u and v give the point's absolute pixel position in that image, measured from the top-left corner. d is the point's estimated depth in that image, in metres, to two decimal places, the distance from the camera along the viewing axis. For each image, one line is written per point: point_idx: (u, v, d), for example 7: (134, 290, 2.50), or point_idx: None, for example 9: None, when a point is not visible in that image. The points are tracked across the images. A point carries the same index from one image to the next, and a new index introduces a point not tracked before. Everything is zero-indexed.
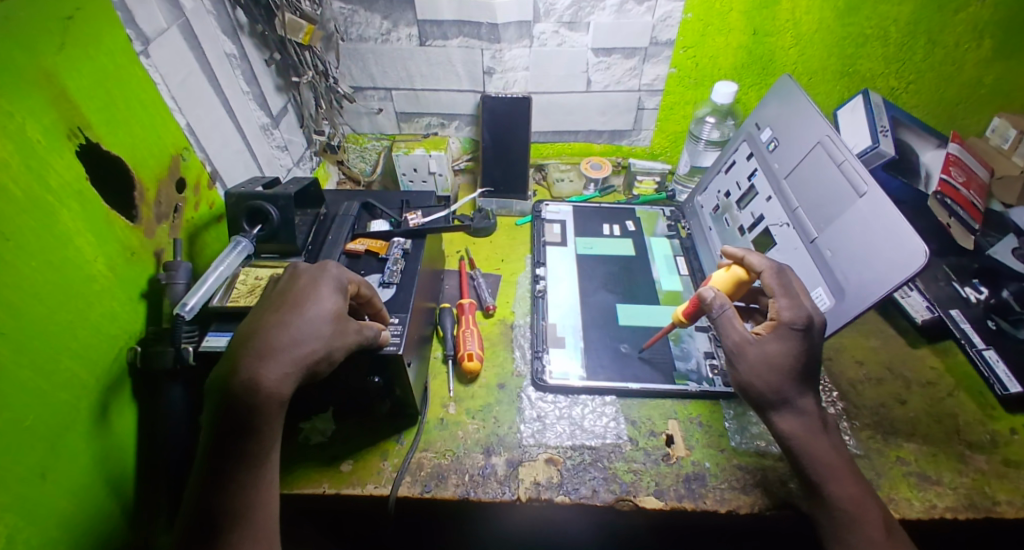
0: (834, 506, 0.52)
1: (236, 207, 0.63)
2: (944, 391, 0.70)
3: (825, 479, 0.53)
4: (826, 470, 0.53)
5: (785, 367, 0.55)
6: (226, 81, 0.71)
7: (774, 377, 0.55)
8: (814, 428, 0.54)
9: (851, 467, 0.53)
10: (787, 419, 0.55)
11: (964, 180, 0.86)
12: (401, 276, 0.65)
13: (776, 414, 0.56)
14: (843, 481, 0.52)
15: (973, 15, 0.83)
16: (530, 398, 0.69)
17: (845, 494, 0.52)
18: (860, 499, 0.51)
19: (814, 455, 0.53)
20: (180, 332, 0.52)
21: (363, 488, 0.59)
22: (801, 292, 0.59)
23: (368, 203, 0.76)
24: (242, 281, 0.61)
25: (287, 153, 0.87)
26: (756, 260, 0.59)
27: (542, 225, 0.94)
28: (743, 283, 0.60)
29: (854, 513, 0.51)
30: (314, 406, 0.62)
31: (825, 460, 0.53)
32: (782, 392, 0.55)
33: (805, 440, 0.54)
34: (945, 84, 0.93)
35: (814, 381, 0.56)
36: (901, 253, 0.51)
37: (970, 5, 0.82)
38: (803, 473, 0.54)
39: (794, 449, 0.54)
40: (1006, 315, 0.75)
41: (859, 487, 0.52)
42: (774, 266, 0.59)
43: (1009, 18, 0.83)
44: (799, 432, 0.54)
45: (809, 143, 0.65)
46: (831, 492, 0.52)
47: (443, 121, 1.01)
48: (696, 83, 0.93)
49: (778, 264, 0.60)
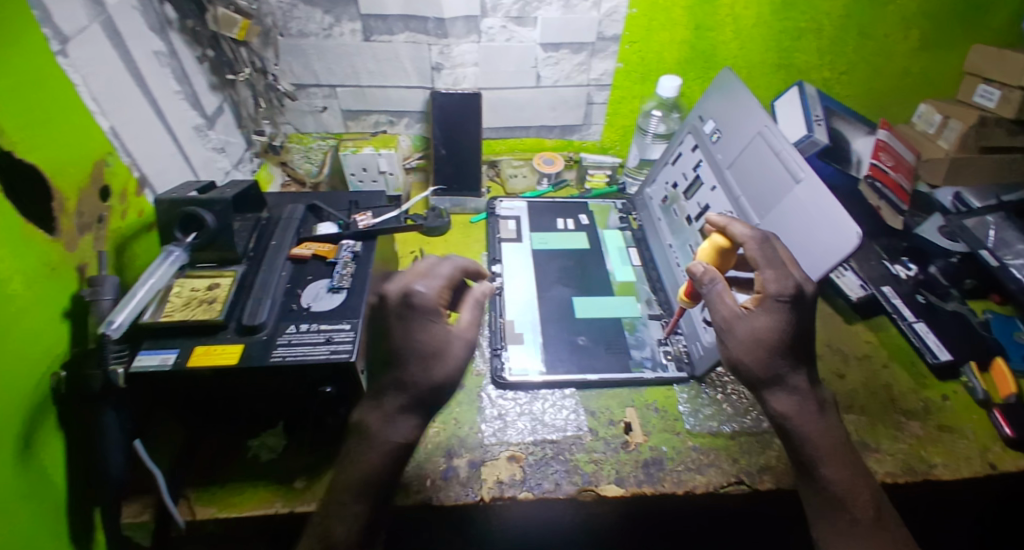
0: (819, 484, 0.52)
1: (168, 213, 0.59)
2: (878, 364, 0.74)
3: (818, 462, 0.52)
4: (818, 452, 0.52)
5: (775, 342, 0.52)
6: (154, 80, 0.67)
7: (765, 355, 0.52)
8: (808, 408, 0.53)
9: (846, 450, 0.53)
10: (782, 399, 0.53)
11: (893, 164, 0.91)
12: (351, 279, 0.62)
13: (770, 394, 0.54)
14: (836, 465, 0.52)
15: (902, 8, 0.89)
16: (490, 397, 0.68)
17: (836, 478, 0.51)
18: (852, 482, 0.51)
19: (809, 438, 0.53)
20: (108, 353, 0.48)
21: (317, 505, 0.58)
22: (789, 262, 0.55)
23: (315, 204, 0.73)
24: (176, 294, 0.57)
25: (224, 155, 0.83)
26: (739, 229, 0.56)
27: (496, 222, 0.93)
28: (727, 252, 0.58)
29: (842, 494, 0.51)
30: (263, 421, 0.60)
31: (819, 442, 0.52)
32: (774, 370, 0.53)
33: (799, 422, 0.53)
34: (876, 74, 0.99)
35: (807, 356, 0.54)
36: (833, 235, 0.53)
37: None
38: (800, 455, 0.53)
39: (789, 430, 0.53)
40: (934, 290, 0.83)
41: (850, 469, 0.52)
42: (758, 236, 0.54)
43: (934, 10, 0.90)
44: (793, 413, 0.53)
45: (747, 134, 0.67)
46: (823, 475, 0.52)
47: (391, 118, 0.98)
48: (643, 78, 0.95)
49: (764, 233, 0.55)
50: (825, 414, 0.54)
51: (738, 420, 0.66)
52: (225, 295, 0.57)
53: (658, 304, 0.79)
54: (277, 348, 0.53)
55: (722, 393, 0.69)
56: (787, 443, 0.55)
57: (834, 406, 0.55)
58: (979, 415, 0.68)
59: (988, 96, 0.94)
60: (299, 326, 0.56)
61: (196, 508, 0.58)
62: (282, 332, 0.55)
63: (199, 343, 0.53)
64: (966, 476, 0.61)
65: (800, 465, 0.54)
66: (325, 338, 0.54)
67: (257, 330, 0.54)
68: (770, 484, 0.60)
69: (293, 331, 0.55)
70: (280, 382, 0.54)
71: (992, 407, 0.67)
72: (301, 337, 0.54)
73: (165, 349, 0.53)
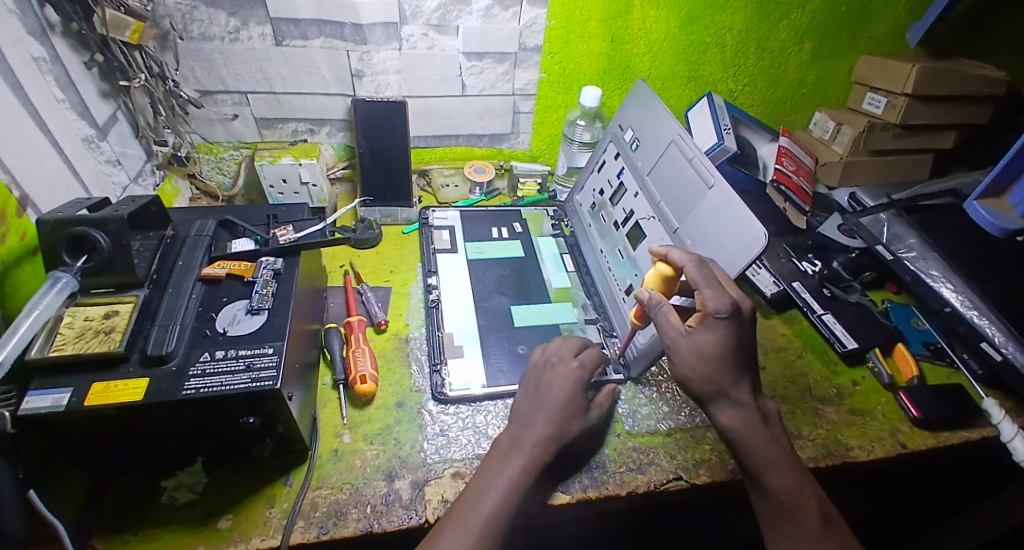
0: (768, 493, 0.54)
1: (52, 235, 0.51)
2: (793, 354, 0.81)
3: (763, 472, 0.55)
4: (763, 462, 0.55)
5: (717, 356, 0.54)
6: (34, 88, 0.59)
7: (707, 369, 0.55)
8: (752, 421, 0.56)
9: (791, 457, 0.55)
10: (727, 413, 0.56)
11: (794, 168, 1.00)
12: (273, 300, 0.58)
13: (716, 407, 0.57)
14: (780, 473, 0.54)
15: (795, 22, 0.98)
16: (431, 413, 0.66)
17: (782, 485, 0.54)
18: (797, 490, 0.53)
19: (753, 449, 0.55)
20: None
21: (247, 544, 0.52)
22: (725, 280, 0.56)
23: (227, 219, 0.68)
24: (68, 324, 0.50)
25: (121, 168, 0.74)
26: (677, 255, 0.56)
27: (429, 232, 0.92)
28: (672, 279, 0.58)
29: (790, 502, 0.53)
30: (176, 458, 0.54)
31: (763, 453, 0.55)
32: (717, 383, 0.55)
33: (744, 433, 0.55)
34: (774, 85, 1.08)
35: (751, 369, 0.56)
36: (744, 236, 0.57)
37: (790, 14, 0.97)
38: (746, 464, 0.56)
39: (735, 442, 0.56)
40: (838, 284, 0.90)
41: (794, 478, 0.54)
42: (696, 259, 0.55)
43: (820, 25, 1.00)
44: (738, 425, 0.56)
45: (664, 142, 0.71)
46: (768, 483, 0.54)
47: (311, 126, 0.94)
48: (566, 88, 0.97)
49: (702, 255, 0.56)
50: (769, 425, 0.56)
51: (673, 417, 0.69)
52: (127, 323, 0.51)
53: (593, 308, 0.81)
54: (188, 380, 0.48)
55: (657, 391, 0.72)
56: (735, 453, 0.57)
57: (777, 416, 0.58)
58: (887, 398, 0.75)
59: (876, 103, 1.06)
60: (213, 354, 0.51)
61: None
62: (195, 361, 0.50)
63: (98, 379, 0.47)
64: (879, 455, 0.68)
65: (747, 474, 0.56)
66: (244, 365, 0.50)
67: (164, 360, 0.49)
68: (706, 477, 0.63)
69: (207, 360, 0.50)
70: (194, 415, 0.49)
71: (896, 389, 0.75)
72: (216, 366, 0.49)
73: (58, 388, 0.46)
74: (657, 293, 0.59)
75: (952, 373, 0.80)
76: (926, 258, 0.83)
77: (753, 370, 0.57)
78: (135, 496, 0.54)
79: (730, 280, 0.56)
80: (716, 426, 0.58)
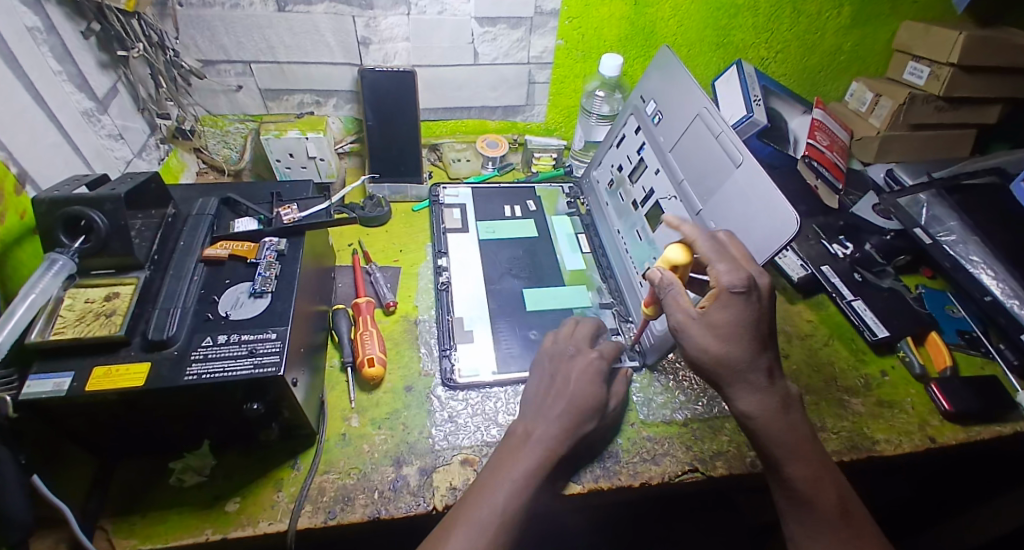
0: (786, 483, 0.51)
1: (48, 216, 0.49)
2: (819, 342, 0.78)
3: (782, 461, 0.50)
4: (781, 450, 0.50)
5: (734, 337, 0.49)
6: (29, 61, 0.56)
7: (724, 351, 0.49)
8: (773, 408, 0.50)
9: (811, 445, 0.51)
10: (746, 398, 0.50)
11: (827, 143, 0.95)
12: (277, 283, 0.56)
13: (734, 392, 0.51)
14: (799, 463, 0.50)
15: None
16: (440, 399, 0.65)
17: (801, 475, 0.50)
18: (815, 480, 0.50)
19: (773, 436, 0.50)
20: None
21: (254, 527, 0.51)
22: (743, 257, 0.52)
23: (230, 197, 0.66)
24: (68, 307, 0.49)
25: (124, 142, 0.72)
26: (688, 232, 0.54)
27: (439, 210, 0.89)
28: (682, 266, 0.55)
29: (808, 494, 0.49)
30: (182, 441, 0.53)
31: (782, 440, 0.50)
32: (735, 365, 0.50)
33: (764, 422, 0.50)
34: (809, 52, 1.01)
35: (772, 352, 0.51)
36: (773, 220, 0.52)
37: None
38: (763, 451, 0.51)
39: (752, 428, 0.51)
40: (870, 268, 0.85)
41: (814, 467, 0.50)
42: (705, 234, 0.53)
43: None
44: (757, 411, 0.50)
45: (688, 115, 0.66)
46: (787, 472, 0.50)
47: (317, 98, 0.90)
48: (584, 56, 0.92)
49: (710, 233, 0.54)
50: (790, 411, 0.51)
51: (690, 406, 0.67)
52: (127, 306, 0.50)
53: (609, 291, 0.78)
54: (190, 365, 0.47)
55: (674, 380, 0.70)
56: (753, 439, 0.52)
57: (800, 402, 0.53)
58: (918, 390, 0.72)
59: (918, 73, 0.98)
60: (216, 339, 0.49)
61: (114, 541, 0.49)
62: (197, 345, 0.49)
63: (98, 364, 0.46)
64: (908, 450, 0.64)
65: (764, 461, 0.52)
66: (246, 350, 0.49)
67: (165, 345, 0.47)
68: (723, 470, 0.61)
69: (209, 345, 0.49)
70: (197, 400, 0.47)
71: (929, 381, 0.71)
72: (218, 351, 0.48)
73: (59, 372, 0.45)
74: (669, 273, 0.53)
75: (987, 363, 0.75)
76: (966, 242, 0.78)
77: (773, 349, 0.51)
78: (144, 479, 0.54)
79: (745, 254, 0.53)
80: (733, 412, 0.52)
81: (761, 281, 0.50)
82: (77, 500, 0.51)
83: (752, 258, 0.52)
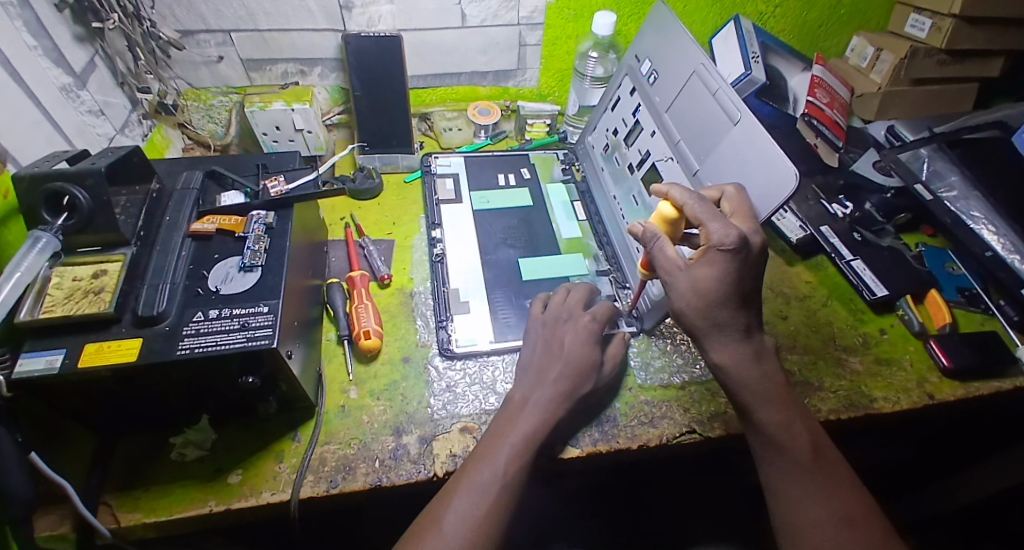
0: (759, 429, 0.51)
1: (29, 194, 0.48)
2: (818, 303, 0.77)
3: (754, 407, 0.50)
4: (753, 397, 0.50)
5: (718, 291, 0.47)
6: (2, 34, 0.54)
7: (705, 304, 0.48)
8: (747, 357, 0.50)
9: (784, 391, 0.51)
10: (722, 349, 0.50)
11: (828, 101, 0.92)
12: (266, 256, 0.55)
13: (709, 343, 0.50)
14: (771, 408, 0.50)
15: None
16: (438, 369, 0.65)
17: (774, 420, 0.50)
18: (788, 425, 0.50)
19: (744, 384, 0.50)
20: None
21: (257, 498, 0.52)
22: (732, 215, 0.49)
23: (215, 170, 0.64)
24: (56, 285, 0.48)
25: (105, 118, 0.70)
26: (678, 195, 0.50)
27: (432, 181, 0.87)
28: (675, 223, 0.52)
29: (780, 438, 0.49)
30: (181, 415, 0.54)
31: (755, 388, 0.50)
32: (713, 319, 0.48)
33: (736, 370, 0.50)
34: (809, 6, 0.97)
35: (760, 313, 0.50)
36: (773, 176, 0.51)
37: None
38: (735, 399, 0.51)
39: (726, 378, 0.51)
40: (869, 227, 0.84)
41: (786, 412, 0.50)
42: (697, 196, 0.49)
43: None
44: (731, 362, 0.50)
45: (684, 73, 0.64)
46: (760, 418, 0.50)
47: (302, 67, 0.87)
48: (576, 15, 0.88)
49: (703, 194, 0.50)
50: (765, 361, 0.51)
51: (687, 370, 0.67)
52: (116, 282, 0.49)
53: (606, 258, 0.77)
54: (183, 339, 0.46)
55: (671, 343, 0.70)
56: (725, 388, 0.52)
57: (773, 352, 0.52)
58: (916, 347, 0.71)
59: (919, 26, 0.95)
60: (207, 313, 0.49)
61: (119, 515, 0.50)
62: (189, 320, 0.48)
63: (90, 341, 0.45)
64: (905, 406, 0.65)
65: (737, 410, 0.52)
66: (239, 324, 0.48)
67: (156, 321, 0.47)
68: (720, 430, 0.61)
69: (201, 319, 0.48)
70: (193, 374, 0.47)
71: (928, 338, 0.71)
72: (210, 326, 0.48)
73: (52, 350, 0.44)
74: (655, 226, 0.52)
75: (986, 320, 0.75)
76: (967, 198, 0.77)
77: (755, 305, 0.50)
78: (146, 454, 0.54)
79: (745, 214, 0.49)
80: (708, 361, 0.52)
81: (751, 237, 0.48)
82: (79, 477, 0.51)
83: (753, 219, 0.49)
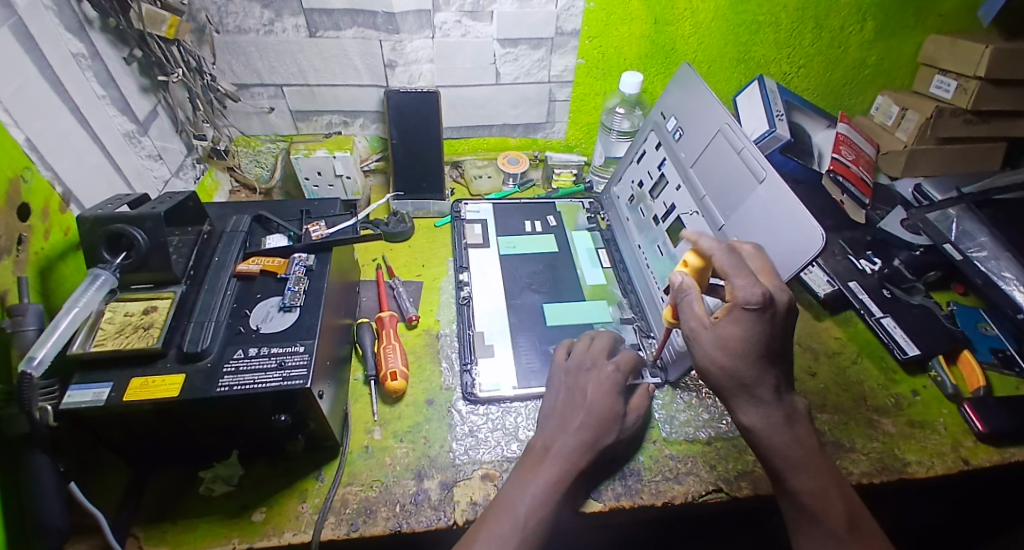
0: (792, 495, 0.49)
1: (92, 233, 0.52)
2: (847, 360, 0.75)
3: (785, 473, 0.49)
4: (786, 463, 0.49)
5: (744, 351, 0.47)
6: (74, 86, 0.60)
7: (732, 363, 0.48)
8: (777, 422, 0.49)
9: (819, 458, 0.49)
10: (750, 412, 0.50)
11: (854, 158, 0.93)
12: (305, 297, 0.58)
13: (737, 405, 0.50)
14: (803, 475, 0.49)
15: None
16: (461, 413, 0.65)
17: (806, 488, 0.48)
18: (822, 493, 0.48)
19: (776, 449, 0.49)
20: (34, 394, 0.42)
21: (279, 537, 0.52)
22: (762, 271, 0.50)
23: (262, 215, 0.68)
24: (109, 320, 0.51)
25: (162, 163, 0.76)
26: (707, 244, 0.50)
27: (461, 226, 0.90)
28: (702, 272, 0.52)
29: (814, 507, 0.48)
30: (213, 450, 0.55)
31: (787, 454, 0.49)
32: (740, 378, 0.49)
33: (765, 434, 0.49)
34: (832, 67, 1.00)
35: (787, 373, 0.50)
36: (799, 235, 0.52)
37: None
38: (766, 463, 0.50)
39: (755, 442, 0.50)
40: (899, 284, 0.83)
41: (820, 480, 0.48)
42: (726, 246, 0.49)
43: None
44: (760, 425, 0.49)
45: (710, 131, 0.66)
46: (791, 484, 0.49)
47: (345, 118, 0.93)
48: (605, 74, 0.93)
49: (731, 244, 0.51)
50: (797, 426, 0.50)
51: (714, 425, 0.66)
52: (164, 319, 0.52)
53: (630, 306, 0.78)
54: (223, 377, 0.48)
55: (697, 396, 0.69)
56: (755, 452, 0.51)
57: (806, 415, 0.51)
58: (949, 410, 0.69)
59: (945, 86, 0.96)
60: (247, 351, 0.51)
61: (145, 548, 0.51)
62: (229, 358, 0.50)
63: (136, 375, 0.48)
64: (940, 472, 0.62)
65: (769, 475, 0.51)
66: (275, 363, 0.50)
67: (199, 357, 0.50)
68: (747, 491, 0.59)
69: (241, 357, 0.50)
70: (227, 411, 0.49)
71: (962, 401, 0.68)
72: (249, 363, 0.50)
73: (99, 383, 0.47)
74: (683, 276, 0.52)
75: (1021, 384, 0.72)
76: (998, 258, 0.75)
77: (784, 364, 0.49)
78: (176, 487, 0.55)
79: (772, 269, 0.50)
80: (737, 424, 0.51)
81: (779, 297, 0.48)
82: (111, 506, 0.53)
83: (779, 275, 0.49)
